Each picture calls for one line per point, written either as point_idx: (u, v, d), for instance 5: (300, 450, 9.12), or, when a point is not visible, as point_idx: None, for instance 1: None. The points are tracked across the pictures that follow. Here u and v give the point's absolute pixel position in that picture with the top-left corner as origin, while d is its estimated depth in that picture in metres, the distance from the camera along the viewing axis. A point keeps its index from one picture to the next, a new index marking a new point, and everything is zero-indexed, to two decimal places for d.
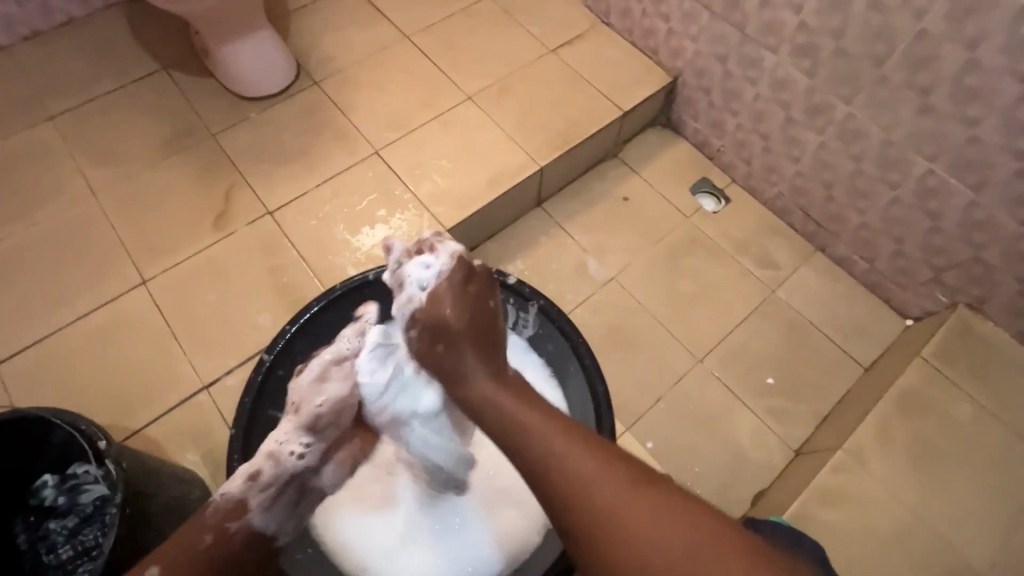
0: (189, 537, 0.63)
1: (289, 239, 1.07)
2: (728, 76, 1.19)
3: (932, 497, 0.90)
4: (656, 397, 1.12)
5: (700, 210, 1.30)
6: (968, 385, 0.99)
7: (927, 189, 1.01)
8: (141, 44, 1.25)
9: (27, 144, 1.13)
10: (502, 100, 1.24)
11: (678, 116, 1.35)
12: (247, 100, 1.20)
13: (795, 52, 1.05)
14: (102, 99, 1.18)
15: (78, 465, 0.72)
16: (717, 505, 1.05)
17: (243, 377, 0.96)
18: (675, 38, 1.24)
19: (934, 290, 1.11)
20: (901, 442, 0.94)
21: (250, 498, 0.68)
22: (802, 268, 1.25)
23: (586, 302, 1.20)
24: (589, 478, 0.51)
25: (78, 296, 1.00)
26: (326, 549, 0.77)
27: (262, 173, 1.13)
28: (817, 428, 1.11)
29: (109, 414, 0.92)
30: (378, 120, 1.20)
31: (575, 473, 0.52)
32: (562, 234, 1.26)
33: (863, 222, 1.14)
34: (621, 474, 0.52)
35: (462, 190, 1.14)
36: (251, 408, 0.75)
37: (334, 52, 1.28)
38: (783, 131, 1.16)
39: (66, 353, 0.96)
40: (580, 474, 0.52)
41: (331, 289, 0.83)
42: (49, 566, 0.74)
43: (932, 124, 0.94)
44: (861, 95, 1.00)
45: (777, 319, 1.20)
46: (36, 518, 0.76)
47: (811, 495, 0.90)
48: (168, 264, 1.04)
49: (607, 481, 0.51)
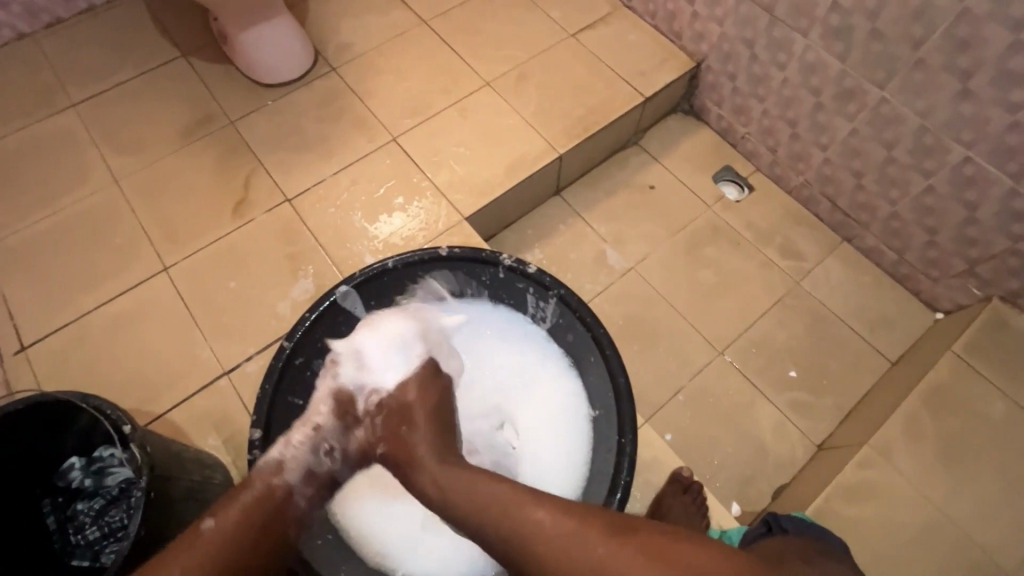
0: (235, 490, 0.64)
1: (307, 226, 1.07)
2: (755, 60, 1.15)
3: (961, 496, 0.87)
4: (675, 389, 1.11)
5: (723, 199, 1.27)
6: (1001, 382, 0.95)
7: (963, 178, 0.97)
8: (162, 31, 1.25)
9: (51, 130, 1.14)
10: (521, 86, 1.22)
11: (701, 102, 1.32)
12: (266, 87, 1.20)
13: (827, 34, 1.01)
14: (123, 85, 1.19)
15: (105, 448, 0.74)
16: (736, 499, 1.04)
17: (263, 364, 0.96)
18: (701, 21, 1.20)
19: (967, 283, 1.07)
20: (929, 438, 0.92)
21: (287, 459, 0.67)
22: (828, 259, 1.22)
23: (604, 293, 1.18)
24: (569, 542, 0.55)
25: (101, 282, 1.01)
26: (349, 538, 0.77)
27: (280, 160, 1.12)
28: (841, 422, 1.08)
29: (133, 398, 0.93)
30: (397, 107, 1.19)
31: (554, 537, 0.56)
32: (581, 223, 1.24)
33: (894, 212, 1.10)
34: (595, 530, 0.55)
35: (480, 178, 1.13)
36: (271, 394, 0.75)
37: (351, 38, 1.26)
38: (811, 118, 1.12)
39: (93, 337, 0.97)
40: (560, 537, 0.56)
41: (351, 277, 0.83)
42: (76, 546, 0.75)
43: (971, 110, 0.90)
44: (896, 79, 0.96)
45: (801, 312, 1.17)
46: (64, 499, 0.77)
47: (835, 491, 0.88)
48: (188, 251, 1.04)
49: (585, 539, 0.55)
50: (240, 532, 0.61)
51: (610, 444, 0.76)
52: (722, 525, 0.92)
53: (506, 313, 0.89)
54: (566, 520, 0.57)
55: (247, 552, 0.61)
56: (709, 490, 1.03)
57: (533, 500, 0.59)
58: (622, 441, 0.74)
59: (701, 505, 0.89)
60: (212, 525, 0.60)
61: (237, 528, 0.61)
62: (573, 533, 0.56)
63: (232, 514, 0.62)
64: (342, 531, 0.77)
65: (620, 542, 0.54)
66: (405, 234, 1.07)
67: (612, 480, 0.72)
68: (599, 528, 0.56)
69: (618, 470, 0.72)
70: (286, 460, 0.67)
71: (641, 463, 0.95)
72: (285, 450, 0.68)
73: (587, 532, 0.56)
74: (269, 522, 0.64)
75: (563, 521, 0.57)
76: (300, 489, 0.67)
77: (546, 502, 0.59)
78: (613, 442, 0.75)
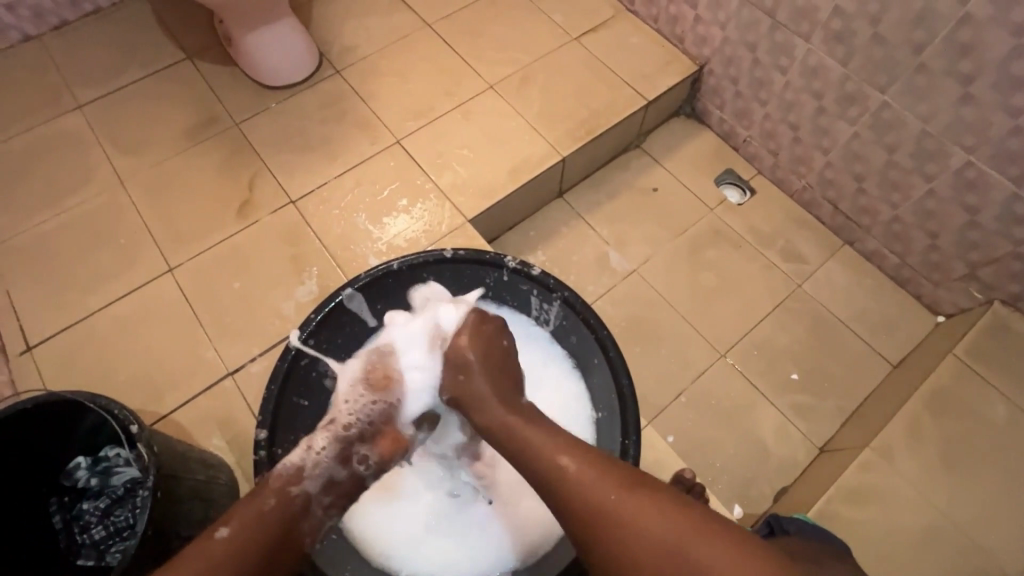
0: (251, 498, 0.60)
1: (311, 227, 1.07)
2: (757, 63, 1.16)
3: (963, 498, 0.88)
4: (677, 391, 1.11)
5: (725, 202, 1.28)
6: (1003, 385, 0.96)
7: (965, 182, 0.97)
8: (167, 34, 1.26)
9: (57, 132, 1.14)
10: (524, 88, 1.22)
11: (703, 105, 1.33)
12: (270, 89, 1.20)
13: (829, 38, 1.02)
14: (128, 87, 1.19)
15: (111, 447, 0.75)
16: (738, 501, 1.04)
17: (267, 364, 0.97)
18: (703, 25, 1.21)
19: (969, 287, 1.08)
20: (931, 441, 0.92)
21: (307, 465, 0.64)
22: (830, 262, 1.22)
23: (606, 294, 1.19)
24: (592, 488, 0.53)
25: (106, 283, 1.02)
26: (353, 539, 0.76)
27: (285, 162, 1.13)
28: (843, 425, 1.09)
29: (138, 398, 0.94)
30: (400, 109, 1.19)
31: (579, 485, 0.54)
32: (583, 225, 1.24)
33: (896, 216, 1.11)
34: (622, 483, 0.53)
35: (484, 180, 1.13)
36: (276, 395, 0.76)
37: (355, 40, 1.27)
38: (813, 121, 1.13)
39: (98, 337, 0.98)
40: (584, 483, 0.54)
41: (356, 278, 0.84)
42: (82, 545, 0.75)
43: (972, 114, 0.91)
44: (898, 84, 0.97)
45: (803, 314, 1.17)
46: (70, 498, 0.77)
47: (837, 493, 0.88)
48: (193, 252, 1.05)
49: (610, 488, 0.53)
50: (256, 543, 0.56)
51: (614, 446, 0.76)
52: None
53: (510, 315, 0.89)
54: (592, 472, 0.54)
55: (265, 552, 0.57)
56: (711, 492, 1.03)
57: (569, 447, 0.57)
58: (625, 442, 0.75)
59: (704, 505, 0.90)
60: (226, 536, 0.55)
61: (256, 537, 0.56)
62: (597, 482, 0.53)
63: (248, 519, 0.57)
64: (345, 533, 0.77)
65: (644, 500, 0.51)
66: (408, 235, 1.08)
67: None
68: (630, 481, 0.53)
69: None
70: (302, 465, 0.64)
71: (643, 465, 0.96)
72: (303, 454, 0.65)
73: (612, 484, 0.53)
74: (289, 528, 0.60)
75: (592, 468, 0.55)
76: (317, 498, 0.64)
77: (579, 453, 0.57)
78: (616, 444, 0.76)
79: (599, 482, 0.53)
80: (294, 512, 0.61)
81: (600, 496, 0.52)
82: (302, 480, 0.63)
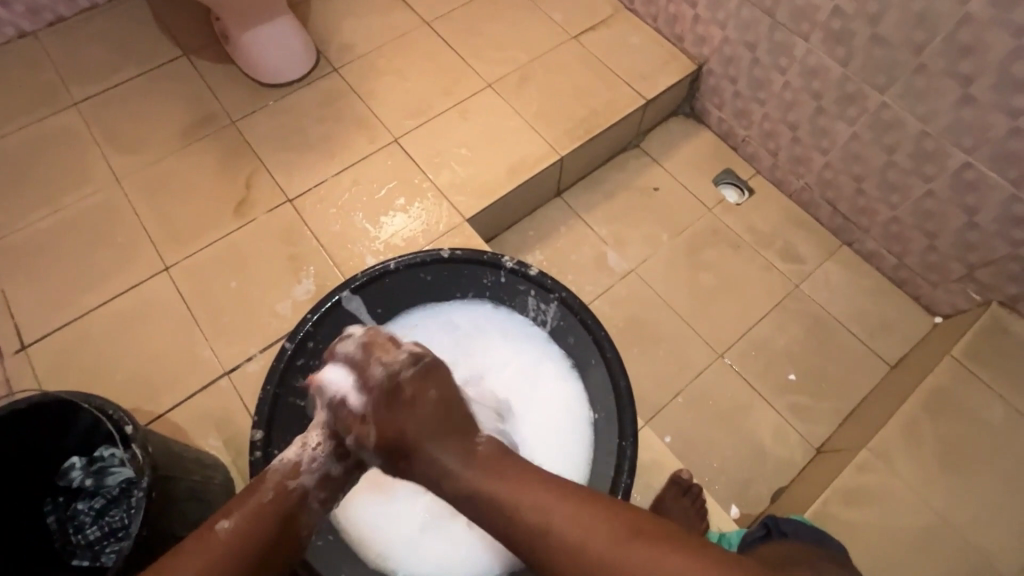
0: (251, 489, 0.61)
1: (308, 226, 1.07)
2: (757, 63, 1.15)
3: (960, 499, 0.88)
4: (675, 391, 1.11)
5: (723, 202, 1.27)
6: (1000, 387, 0.96)
7: (964, 182, 0.97)
8: (164, 31, 1.25)
9: (53, 129, 1.14)
10: (522, 87, 1.22)
11: (702, 104, 1.32)
12: (267, 87, 1.20)
13: (828, 38, 1.01)
14: (124, 85, 1.19)
15: (106, 447, 0.75)
16: (736, 502, 1.04)
17: (264, 364, 0.97)
18: (703, 24, 1.20)
19: (966, 288, 1.08)
20: (929, 442, 0.92)
21: (303, 459, 0.64)
22: (828, 262, 1.22)
23: (605, 294, 1.18)
24: (581, 539, 0.52)
25: (101, 282, 1.01)
26: (348, 538, 0.77)
27: (282, 160, 1.12)
28: (840, 425, 1.09)
29: (134, 397, 0.93)
30: (398, 108, 1.19)
31: (566, 539, 0.53)
32: (582, 225, 1.24)
33: (894, 216, 1.11)
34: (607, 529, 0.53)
35: (482, 180, 1.13)
36: (272, 396, 0.75)
37: (353, 38, 1.26)
38: (813, 121, 1.13)
39: (94, 337, 0.97)
40: (570, 538, 0.53)
41: (352, 278, 0.83)
42: (77, 545, 0.75)
43: (972, 115, 0.91)
44: (898, 84, 0.97)
45: (801, 315, 1.17)
46: (65, 498, 0.77)
47: (835, 494, 0.88)
48: (189, 251, 1.04)
49: (597, 535, 0.52)
50: (256, 538, 0.58)
51: (611, 448, 0.76)
52: (721, 528, 0.92)
53: (507, 315, 0.88)
54: (579, 522, 0.53)
55: (264, 553, 0.58)
56: (709, 493, 1.03)
57: (553, 496, 0.55)
58: (623, 445, 0.75)
59: (700, 506, 0.90)
60: (227, 529, 0.57)
61: (251, 530, 0.58)
62: (585, 532, 0.53)
63: (245, 514, 0.58)
64: (340, 532, 0.77)
65: (631, 546, 0.51)
66: (406, 235, 1.07)
67: (613, 483, 0.73)
68: (613, 528, 0.53)
69: (619, 472, 0.73)
70: (300, 462, 0.64)
71: (641, 465, 0.96)
72: (298, 450, 0.65)
73: (595, 528, 0.53)
74: (287, 522, 0.60)
75: (579, 517, 0.54)
76: (314, 491, 0.64)
77: (563, 500, 0.55)
78: (613, 445, 0.76)
79: (587, 530, 0.53)
80: (289, 508, 0.61)
81: (588, 546, 0.52)
82: (299, 474, 0.63)
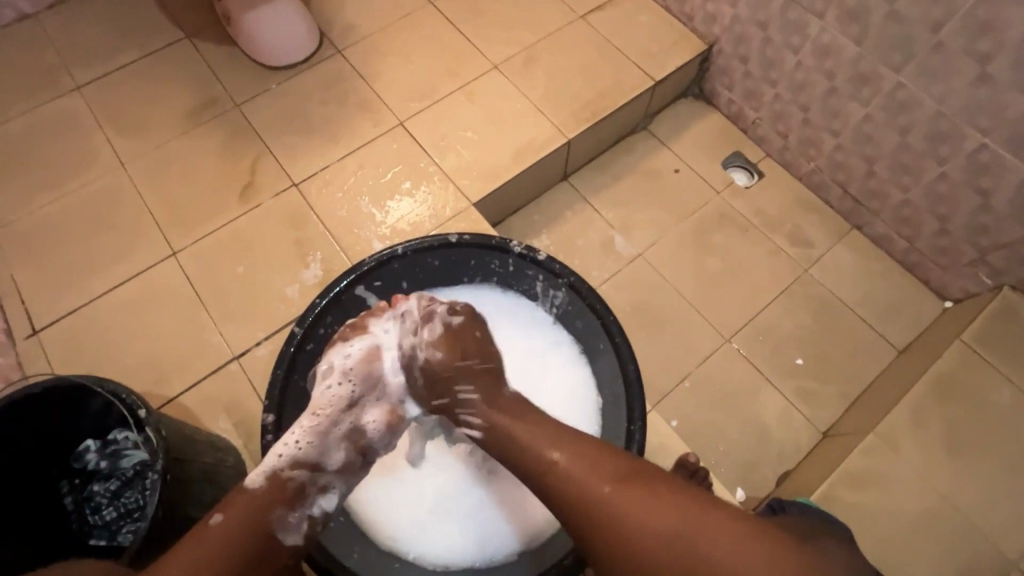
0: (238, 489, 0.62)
1: (314, 211, 1.07)
2: (768, 43, 1.13)
3: (965, 481, 0.88)
4: (681, 375, 1.11)
5: (732, 185, 1.26)
6: (1010, 370, 0.95)
7: (978, 164, 0.95)
8: (165, 13, 1.23)
9: (57, 113, 1.13)
10: (530, 68, 1.20)
11: (711, 86, 1.30)
12: (268, 69, 1.18)
13: (843, 16, 0.99)
14: (127, 67, 1.18)
15: (120, 431, 0.75)
16: (741, 485, 1.05)
17: (273, 348, 0.97)
18: (713, 3, 1.18)
19: (978, 272, 1.07)
20: (936, 425, 0.92)
21: (288, 457, 0.65)
22: (838, 246, 1.21)
23: (612, 279, 1.18)
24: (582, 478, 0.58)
25: (109, 266, 1.02)
26: (361, 520, 0.77)
27: (286, 144, 1.12)
28: (848, 408, 1.09)
29: (145, 381, 0.94)
30: (404, 90, 1.17)
31: (569, 476, 0.58)
32: (588, 209, 1.23)
33: (906, 199, 1.09)
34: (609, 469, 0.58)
35: (489, 163, 1.12)
36: (284, 378, 0.76)
37: (357, 19, 1.24)
38: (825, 102, 1.11)
39: (103, 321, 0.98)
40: (573, 476, 0.58)
41: (360, 263, 0.84)
42: (94, 526, 0.77)
43: (989, 94, 0.89)
44: (913, 64, 0.95)
45: (810, 299, 1.17)
46: (80, 480, 0.79)
47: (840, 477, 0.88)
48: (195, 236, 1.04)
49: (596, 475, 0.57)
50: (247, 535, 0.58)
51: (619, 432, 0.77)
52: None
53: (516, 299, 0.88)
54: (580, 463, 0.59)
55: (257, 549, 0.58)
56: (714, 476, 1.04)
57: (562, 439, 0.62)
58: (631, 428, 0.76)
59: (708, 485, 0.90)
60: (221, 520, 0.58)
61: (247, 519, 0.59)
62: (586, 474, 0.58)
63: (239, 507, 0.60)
64: (354, 514, 0.77)
65: (637, 486, 0.56)
66: (412, 219, 1.07)
67: None
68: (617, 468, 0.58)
69: None
70: (287, 461, 0.65)
71: (648, 449, 0.96)
72: (285, 447, 0.66)
73: (599, 468, 0.58)
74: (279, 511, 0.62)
75: (579, 457, 0.59)
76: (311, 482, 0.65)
77: (569, 444, 0.61)
78: (621, 429, 0.77)
79: (590, 470, 0.58)
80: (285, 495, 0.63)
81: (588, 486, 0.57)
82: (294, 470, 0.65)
